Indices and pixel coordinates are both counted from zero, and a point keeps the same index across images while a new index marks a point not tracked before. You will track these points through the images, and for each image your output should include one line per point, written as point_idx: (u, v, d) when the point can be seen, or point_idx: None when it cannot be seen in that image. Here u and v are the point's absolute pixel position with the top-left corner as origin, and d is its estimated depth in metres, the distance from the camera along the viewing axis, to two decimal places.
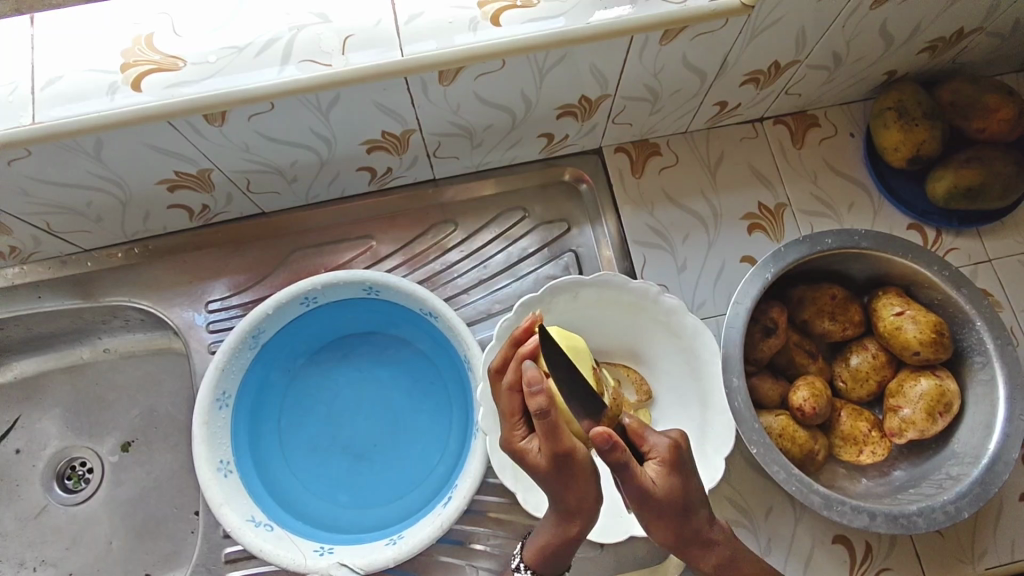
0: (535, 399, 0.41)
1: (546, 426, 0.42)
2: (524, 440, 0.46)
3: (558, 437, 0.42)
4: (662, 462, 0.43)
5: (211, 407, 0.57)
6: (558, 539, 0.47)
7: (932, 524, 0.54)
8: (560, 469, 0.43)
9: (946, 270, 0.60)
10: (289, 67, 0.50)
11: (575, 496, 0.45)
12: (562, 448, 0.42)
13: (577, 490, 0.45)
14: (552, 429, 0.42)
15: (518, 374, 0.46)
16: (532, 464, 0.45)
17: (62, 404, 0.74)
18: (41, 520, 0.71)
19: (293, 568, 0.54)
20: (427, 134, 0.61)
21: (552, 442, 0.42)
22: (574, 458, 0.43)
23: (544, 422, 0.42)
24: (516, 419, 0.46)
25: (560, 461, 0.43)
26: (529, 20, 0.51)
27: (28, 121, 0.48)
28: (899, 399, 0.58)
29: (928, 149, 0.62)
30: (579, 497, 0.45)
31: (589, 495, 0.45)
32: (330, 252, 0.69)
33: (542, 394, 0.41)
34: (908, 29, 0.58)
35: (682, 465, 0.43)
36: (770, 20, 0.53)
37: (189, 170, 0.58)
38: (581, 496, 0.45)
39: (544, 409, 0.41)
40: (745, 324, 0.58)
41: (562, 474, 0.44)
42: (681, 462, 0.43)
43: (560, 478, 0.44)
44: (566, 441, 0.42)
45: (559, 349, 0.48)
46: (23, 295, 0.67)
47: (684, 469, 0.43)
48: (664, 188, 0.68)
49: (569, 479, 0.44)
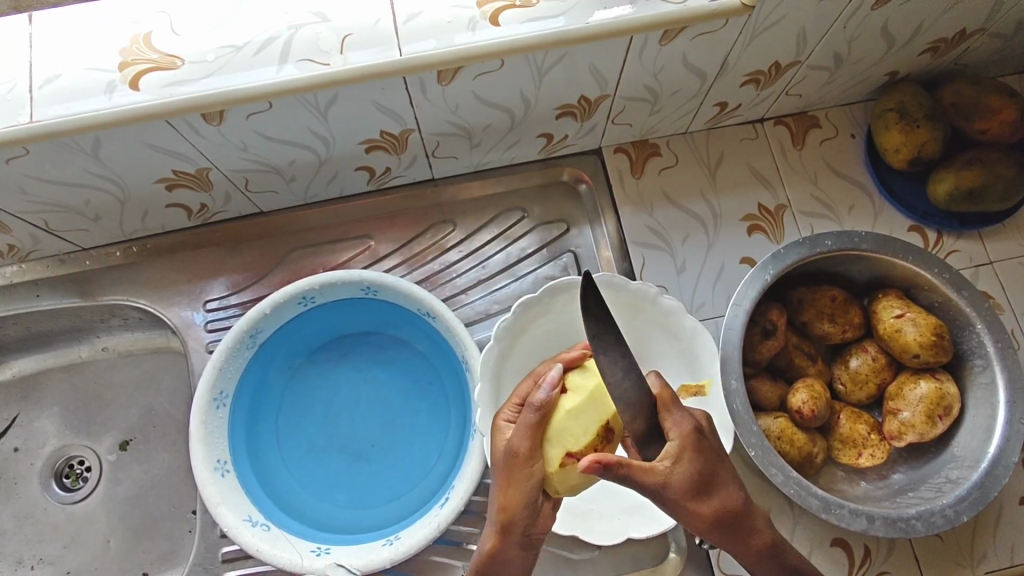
0: (540, 392, 0.46)
1: (526, 418, 0.46)
2: (506, 422, 0.49)
3: (523, 437, 0.45)
4: (683, 443, 0.42)
5: (208, 406, 0.57)
6: (481, 556, 0.46)
7: (932, 528, 0.54)
8: (508, 463, 0.46)
9: (947, 273, 0.59)
10: (287, 66, 0.49)
11: (499, 503, 0.46)
12: (517, 446, 0.45)
13: (505, 496, 0.45)
14: (527, 424, 0.45)
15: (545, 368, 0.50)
16: (497, 443, 0.49)
17: (60, 403, 0.74)
18: (38, 518, 0.71)
19: (289, 568, 0.53)
20: (425, 134, 0.61)
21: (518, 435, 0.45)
22: (518, 460, 0.45)
23: (528, 416, 0.46)
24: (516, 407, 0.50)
25: (512, 456, 0.46)
26: (527, 20, 0.50)
27: (26, 119, 0.48)
28: (899, 402, 0.58)
29: (929, 150, 0.62)
30: (505, 507, 0.45)
31: (512, 512, 0.45)
32: (328, 252, 0.69)
33: (546, 392, 0.46)
34: (909, 30, 0.58)
35: (702, 446, 0.43)
36: (770, 21, 0.53)
37: (187, 169, 0.57)
38: (507, 506, 0.45)
39: (538, 402, 0.46)
40: (745, 325, 0.58)
41: (504, 468, 0.46)
42: (702, 444, 0.43)
43: (503, 472, 0.46)
44: (528, 441, 0.45)
45: (590, 380, 0.47)
46: (21, 293, 0.66)
47: (706, 449, 0.43)
48: (664, 189, 0.68)
49: (506, 476, 0.46)
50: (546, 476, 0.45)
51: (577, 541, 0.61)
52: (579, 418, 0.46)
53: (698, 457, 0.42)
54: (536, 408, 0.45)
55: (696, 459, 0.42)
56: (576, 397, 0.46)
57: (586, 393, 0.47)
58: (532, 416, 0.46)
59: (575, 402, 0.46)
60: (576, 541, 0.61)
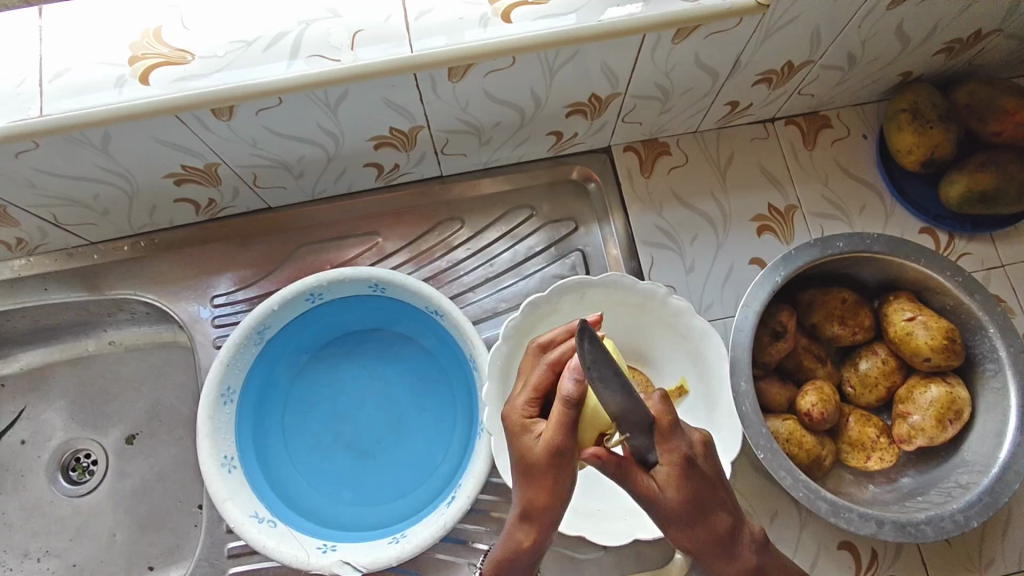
0: (567, 382, 0.41)
1: (560, 415, 0.41)
2: (528, 419, 0.46)
3: (565, 435, 0.41)
4: (672, 472, 0.38)
5: (216, 402, 0.57)
6: (512, 547, 0.45)
7: (941, 534, 0.53)
8: (549, 465, 0.42)
9: (959, 276, 0.59)
10: (298, 61, 0.49)
11: (538, 502, 0.43)
12: (558, 445, 0.42)
13: (547, 495, 0.43)
14: (566, 422, 0.41)
15: (563, 354, 0.47)
16: (524, 443, 0.44)
17: (67, 396, 0.74)
18: (45, 510, 0.71)
19: (293, 564, 0.53)
20: (435, 131, 0.60)
21: (556, 434, 0.41)
22: (564, 459, 0.42)
23: (563, 413, 0.41)
24: (534, 399, 0.46)
25: (552, 456, 0.42)
26: (540, 17, 0.50)
27: (36, 113, 0.48)
28: (909, 405, 0.58)
29: (942, 151, 0.62)
30: (544, 505, 0.43)
31: (554, 505, 0.43)
32: (336, 248, 0.69)
33: (574, 382, 0.41)
34: (924, 30, 0.57)
35: (696, 473, 0.39)
36: (785, 20, 0.52)
37: (196, 163, 0.57)
38: (549, 505, 0.43)
39: (570, 396, 0.41)
40: (755, 327, 0.58)
41: (543, 469, 0.42)
42: (695, 473, 0.39)
43: (542, 472, 0.43)
44: (568, 440, 0.42)
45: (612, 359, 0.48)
46: (29, 287, 0.66)
47: (698, 478, 0.39)
48: (674, 188, 0.68)
49: (547, 476, 0.43)
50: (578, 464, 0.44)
51: (582, 541, 0.61)
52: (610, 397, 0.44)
53: (687, 485, 0.39)
54: (569, 405, 0.41)
55: (684, 486, 0.38)
56: None
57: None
58: (572, 416, 0.41)
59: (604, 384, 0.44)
60: (582, 540, 0.61)
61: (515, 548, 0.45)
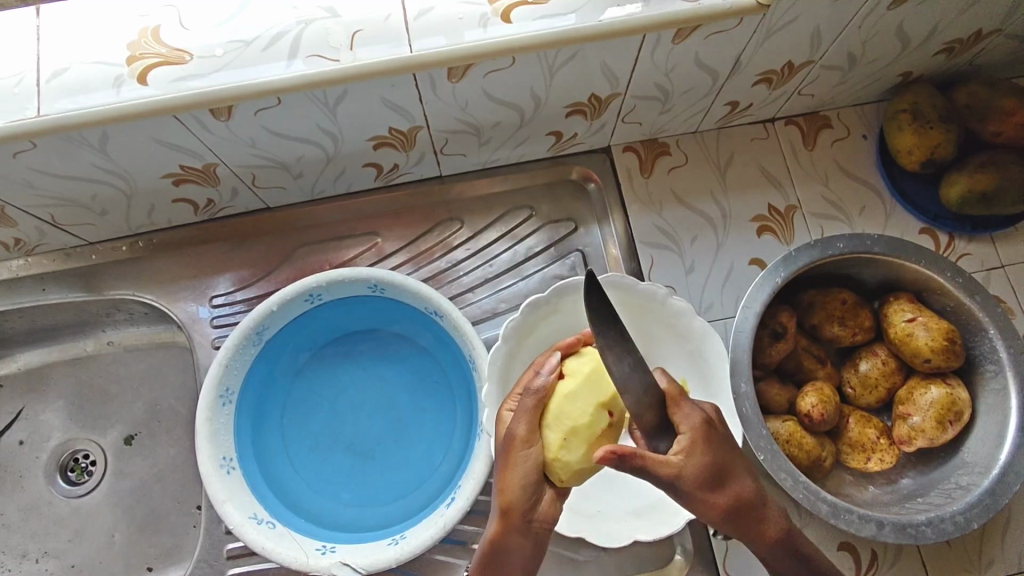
0: (540, 377, 0.50)
1: (525, 402, 0.49)
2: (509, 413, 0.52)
3: (522, 418, 0.48)
4: (693, 437, 0.43)
5: (214, 404, 0.57)
6: (484, 545, 0.47)
7: (941, 535, 0.53)
8: (506, 447, 0.48)
9: (960, 278, 0.59)
10: (296, 61, 0.49)
11: (499, 487, 0.47)
12: (515, 428, 0.48)
13: (506, 478, 0.47)
14: (527, 407, 0.48)
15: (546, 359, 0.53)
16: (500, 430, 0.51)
17: (65, 396, 0.74)
18: (43, 511, 0.71)
19: (294, 566, 0.53)
20: (434, 131, 0.60)
21: (518, 417, 0.48)
22: (516, 442, 0.47)
23: (527, 400, 0.49)
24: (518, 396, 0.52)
25: (509, 439, 0.48)
26: (539, 17, 0.50)
27: (34, 113, 0.48)
28: (909, 406, 0.57)
29: (942, 152, 0.61)
30: (503, 490, 0.47)
31: (512, 498, 0.46)
32: (335, 249, 0.69)
33: (545, 377, 0.49)
34: (925, 30, 0.57)
35: (712, 437, 0.44)
36: (785, 19, 0.52)
37: (194, 163, 0.57)
38: (506, 488, 0.47)
39: (535, 385, 0.49)
40: (754, 328, 0.58)
41: (502, 452, 0.48)
42: (710, 435, 0.43)
43: (502, 457, 0.48)
44: (526, 424, 0.48)
45: (585, 367, 0.49)
46: (27, 287, 0.66)
47: (716, 439, 0.44)
48: (674, 189, 0.68)
49: (505, 463, 0.47)
50: (544, 461, 0.47)
51: (582, 542, 0.61)
52: (568, 407, 0.47)
53: (709, 447, 0.43)
54: (532, 392, 0.49)
55: (707, 450, 0.43)
56: (571, 381, 0.49)
57: (581, 377, 0.49)
58: (531, 399, 0.48)
59: (559, 399, 0.48)
60: (582, 541, 0.61)
61: (483, 544, 0.47)
